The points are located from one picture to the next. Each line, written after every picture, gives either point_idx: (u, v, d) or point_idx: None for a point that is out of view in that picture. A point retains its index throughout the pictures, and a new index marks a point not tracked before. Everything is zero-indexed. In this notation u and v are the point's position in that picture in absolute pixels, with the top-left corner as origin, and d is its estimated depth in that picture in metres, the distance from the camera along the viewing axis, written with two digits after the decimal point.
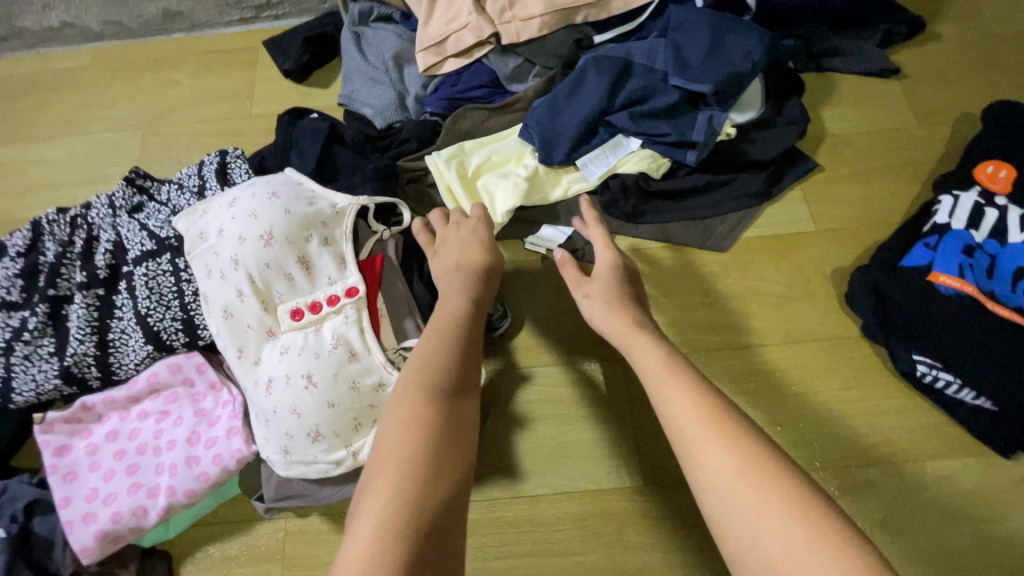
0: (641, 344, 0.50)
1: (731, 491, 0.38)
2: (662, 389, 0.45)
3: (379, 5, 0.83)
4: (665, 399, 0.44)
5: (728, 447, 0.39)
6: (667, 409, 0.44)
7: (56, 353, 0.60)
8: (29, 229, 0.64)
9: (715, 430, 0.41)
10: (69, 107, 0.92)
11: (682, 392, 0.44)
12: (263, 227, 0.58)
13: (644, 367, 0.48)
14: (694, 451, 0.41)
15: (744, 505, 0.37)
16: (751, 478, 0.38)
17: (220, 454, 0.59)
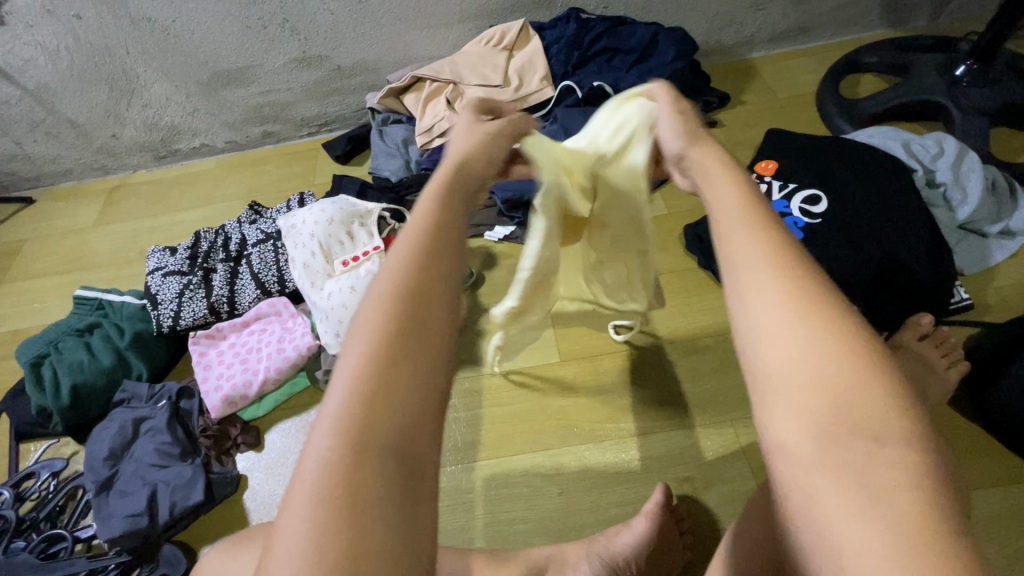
0: (711, 176, 0.49)
1: (788, 324, 0.39)
2: (722, 221, 0.46)
3: (393, 113, 1.37)
4: (735, 235, 0.44)
5: (787, 281, 0.40)
6: (751, 278, 0.42)
7: (205, 296, 1.03)
8: (194, 236, 1.12)
9: (785, 264, 0.42)
10: (202, 191, 1.47)
11: (752, 227, 0.44)
12: (327, 217, 1.04)
13: (713, 196, 0.48)
14: (747, 278, 0.42)
15: (798, 336, 0.39)
16: (804, 307, 0.39)
17: (297, 346, 0.98)
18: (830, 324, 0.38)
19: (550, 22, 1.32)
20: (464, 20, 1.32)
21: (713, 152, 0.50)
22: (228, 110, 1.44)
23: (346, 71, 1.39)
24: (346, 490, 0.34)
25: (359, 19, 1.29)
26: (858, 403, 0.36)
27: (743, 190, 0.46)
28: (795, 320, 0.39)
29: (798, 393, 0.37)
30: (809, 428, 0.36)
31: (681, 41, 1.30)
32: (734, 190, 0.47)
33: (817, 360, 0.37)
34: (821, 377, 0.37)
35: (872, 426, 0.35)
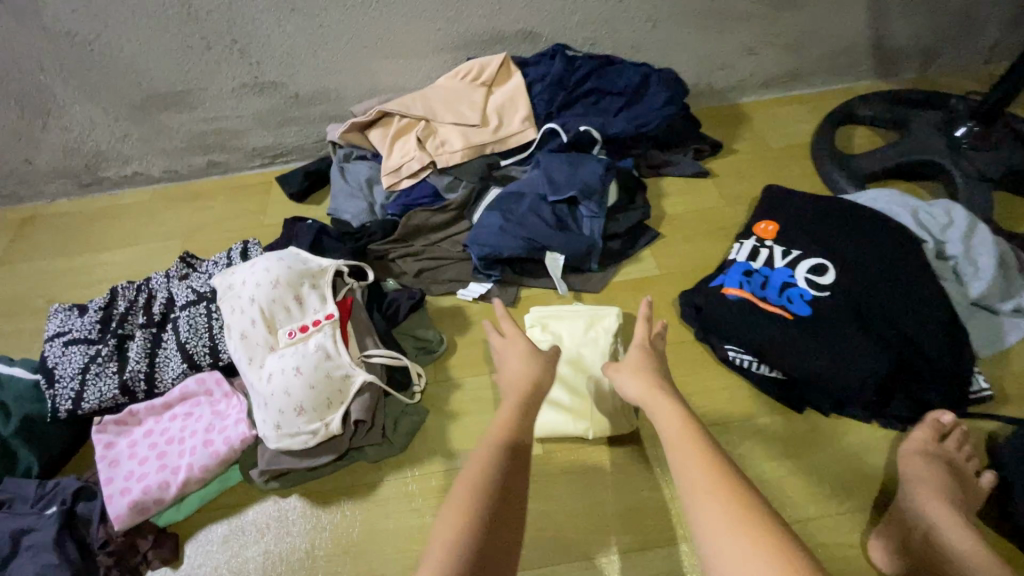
0: (658, 406, 0.65)
1: (717, 523, 0.50)
2: (673, 442, 0.60)
3: (356, 149, 1.22)
4: (683, 460, 0.58)
5: (724, 502, 0.52)
6: (690, 485, 0.55)
7: (117, 371, 0.85)
8: (109, 293, 0.93)
9: (720, 489, 0.53)
10: (131, 227, 1.28)
11: (692, 448, 0.58)
12: (272, 277, 0.88)
13: (662, 419, 0.64)
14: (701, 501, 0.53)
15: (730, 545, 0.49)
16: (728, 513, 0.51)
17: (229, 436, 0.81)
18: (762, 543, 0.47)
19: (534, 58, 1.20)
20: (439, 51, 1.19)
21: (655, 383, 0.69)
22: (165, 137, 1.26)
23: (304, 99, 1.23)
24: None
25: (320, 44, 1.14)
26: None
27: (681, 418, 0.62)
28: (726, 524, 0.50)
29: None
30: None
31: (673, 85, 1.21)
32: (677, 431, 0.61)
33: (744, 561, 0.47)
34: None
35: None
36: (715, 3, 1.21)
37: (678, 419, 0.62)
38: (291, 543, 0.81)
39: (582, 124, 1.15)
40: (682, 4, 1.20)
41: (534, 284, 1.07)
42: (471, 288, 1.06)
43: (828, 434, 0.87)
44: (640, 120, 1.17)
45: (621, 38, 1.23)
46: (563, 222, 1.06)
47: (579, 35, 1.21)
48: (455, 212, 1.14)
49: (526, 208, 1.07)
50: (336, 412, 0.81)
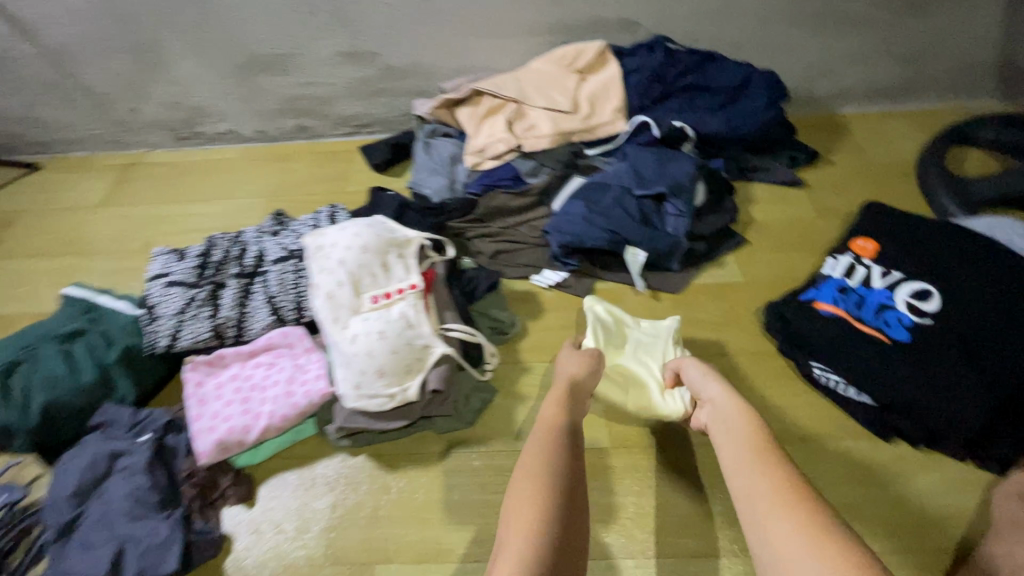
0: (733, 417, 0.67)
1: (792, 531, 0.51)
2: (746, 452, 0.61)
3: (442, 126, 1.23)
4: (756, 475, 0.58)
5: (800, 515, 0.52)
6: (764, 495, 0.56)
7: (210, 316, 0.89)
8: (206, 241, 0.98)
9: (793, 502, 0.54)
10: (221, 183, 1.34)
11: (767, 461, 0.59)
12: (361, 242, 0.90)
13: (733, 430, 0.65)
14: (774, 515, 0.53)
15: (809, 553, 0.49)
16: (806, 523, 0.51)
17: (308, 390, 0.84)
18: (839, 553, 0.47)
19: (631, 48, 1.18)
20: (536, 34, 1.18)
21: (731, 393, 0.71)
22: (261, 98, 1.31)
23: (396, 72, 1.25)
24: None
25: (420, 17, 1.15)
26: None
27: (755, 431, 0.64)
28: (805, 533, 0.50)
29: None
30: None
31: (774, 87, 1.15)
32: (755, 447, 0.62)
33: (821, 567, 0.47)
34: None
35: None
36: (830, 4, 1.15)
37: (754, 433, 0.63)
38: (357, 500, 0.83)
39: (675, 120, 1.12)
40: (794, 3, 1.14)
41: (610, 277, 1.05)
42: (545, 275, 1.06)
43: (917, 466, 0.82)
44: (736, 122, 1.13)
45: (723, 34, 1.19)
46: (647, 217, 1.04)
47: (681, 28, 1.18)
48: (535, 197, 1.12)
49: (610, 199, 1.05)
50: (414, 381, 0.82)
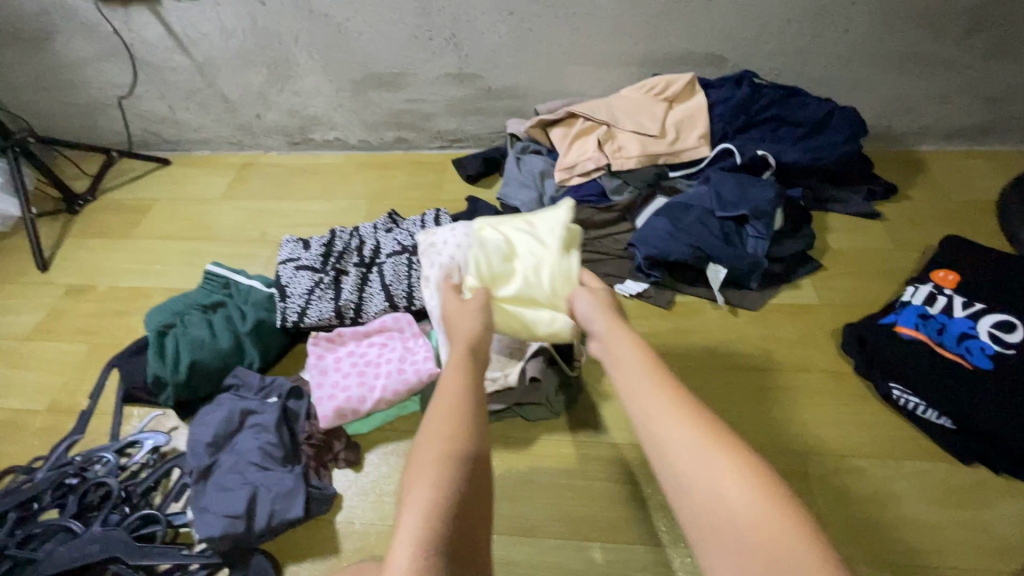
0: (616, 344, 0.68)
1: (683, 441, 0.53)
2: (628, 374, 0.63)
3: (534, 144, 1.34)
4: (642, 387, 0.60)
5: (687, 424, 0.54)
6: (644, 414, 0.57)
7: (333, 298, 1.00)
8: (328, 233, 1.10)
9: (687, 417, 0.55)
10: (327, 184, 1.48)
11: (643, 380, 0.60)
12: (464, 240, 0.98)
13: (617, 357, 0.66)
14: (647, 410, 0.57)
15: (705, 464, 0.50)
16: (698, 435, 0.52)
17: (419, 369, 0.93)
18: (730, 460, 0.50)
19: (718, 81, 1.26)
20: (627, 65, 1.28)
21: (616, 323, 0.72)
22: (370, 111, 1.45)
23: (495, 93, 1.37)
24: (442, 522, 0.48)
25: (524, 45, 1.27)
26: (751, 515, 0.46)
27: (638, 354, 0.65)
28: (697, 442, 0.52)
29: (719, 507, 0.47)
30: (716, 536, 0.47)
31: (855, 123, 1.21)
32: (641, 359, 0.64)
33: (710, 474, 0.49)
34: (735, 503, 0.47)
35: (769, 539, 0.44)
36: (915, 48, 1.20)
37: (645, 354, 0.64)
38: None
39: (759, 149, 1.19)
40: (879, 45, 1.20)
41: (690, 291, 1.12)
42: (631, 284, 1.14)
43: (998, 492, 0.84)
44: (818, 153, 1.19)
45: (807, 72, 1.26)
46: (728, 236, 1.11)
47: (766, 64, 1.25)
48: (619, 214, 1.22)
49: (694, 218, 1.12)
50: (513, 368, 0.92)
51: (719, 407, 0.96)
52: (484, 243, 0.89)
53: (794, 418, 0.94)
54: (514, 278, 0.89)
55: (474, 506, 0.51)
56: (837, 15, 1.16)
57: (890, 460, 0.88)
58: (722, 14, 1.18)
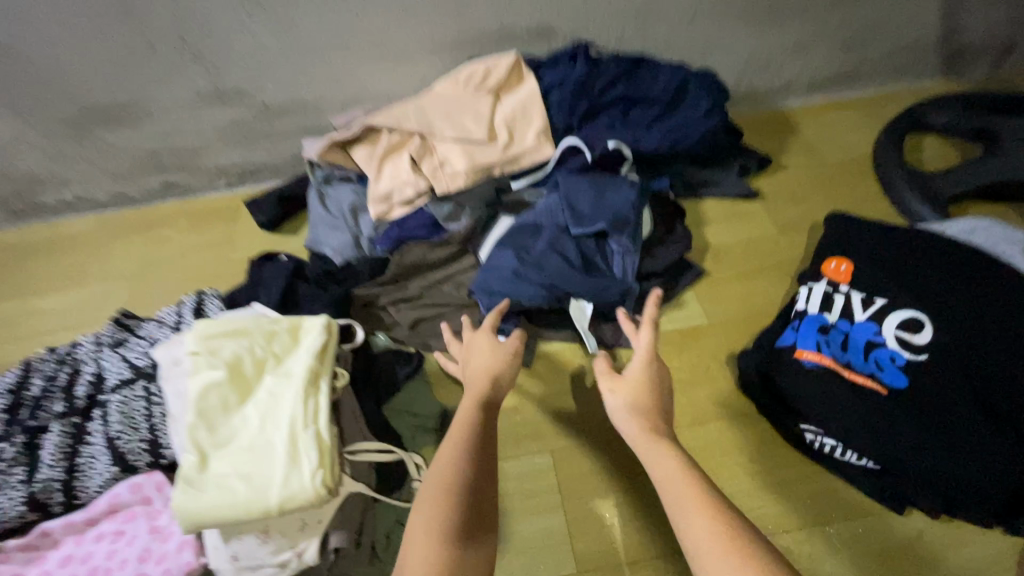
0: (652, 442, 0.57)
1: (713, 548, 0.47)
2: (658, 466, 0.55)
3: (338, 169, 1.02)
4: (679, 511, 0.51)
5: (717, 524, 0.48)
6: (682, 518, 0.50)
7: (25, 479, 0.65)
8: (21, 367, 0.74)
9: (722, 530, 0.48)
10: (72, 265, 1.08)
11: (681, 479, 0.53)
12: (212, 352, 0.67)
13: (649, 459, 0.56)
14: (690, 526, 0.49)
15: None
16: (726, 548, 0.46)
17: (169, 569, 0.62)
18: None
19: (549, 58, 1.00)
20: (436, 51, 0.99)
21: (646, 420, 0.60)
22: (110, 156, 1.06)
23: (274, 109, 1.03)
24: None
25: (291, 43, 0.94)
26: None
27: (674, 453, 0.56)
28: (726, 554, 0.46)
29: None
30: None
31: (716, 90, 1.01)
32: (674, 475, 0.54)
33: None
34: None
35: None
36: None
37: (675, 455, 0.55)
38: None
39: (610, 139, 0.96)
40: None
41: (556, 338, 0.88)
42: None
43: (939, 540, 0.69)
44: (679, 134, 0.98)
45: (652, 34, 1.04)
46: (589, 263, 0.87)
47: (604, 30, 1.01)
48: (458, 247, 0.94)
49: (545, 244, 0.88)
50: (310, 540, 0.61)
51: (609, 496, 0.74)
52: (206, 387, 0.65)
53: None
54: (246, 424, 0.64)
55: None
56: None
57: (819, 528, 0.70)
58: None
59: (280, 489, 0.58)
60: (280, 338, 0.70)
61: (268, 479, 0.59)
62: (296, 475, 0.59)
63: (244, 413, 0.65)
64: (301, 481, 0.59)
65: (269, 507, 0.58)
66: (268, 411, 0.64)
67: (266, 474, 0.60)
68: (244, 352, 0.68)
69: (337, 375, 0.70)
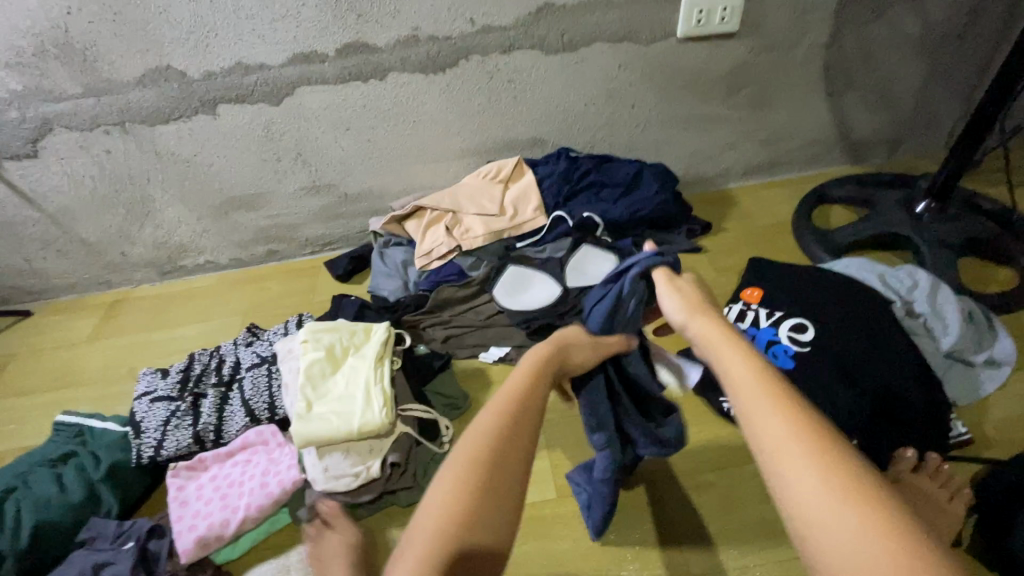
0: (720, 346, 0.62)
1: (775, 431, 0.50)
2: (727, 366, 0.59)
3: (394, 236, 1.44)
4: (753, 409, 0.53)
5: (782, 414, 0.51)
6: (748, 411, 0.54)
7: (191, 424, 0.99)
8: (187, 359, 1.11)
9: (786, 421, 0.51)
10: (201, 307, 1.49)
11: (754, 378, 0.56)
12: (315, 341, 1.02)
13: (721, 362, 0.60)
14: (751, 416, 0.53)
15: (796, 463, 0.48)
16: (791, 439, 0.49)
17: (283, 479, 0.93)
18: (818, 463, 0.47)
19: (542, 159, 1.44)
20: (464, 156, 1.45)
21: (710, 325, 0.66)
22: (236, 231, 1.51)
23: (352, 197, 1.48)
24: (466, 487, 0.56)
25: (367, 154, 1.40)
26: (813, 510, 0.45)
27: (745, 353, 0.59)
28: (788, 442, 0.49)
29: (803, 500, 0.46)
30: (803, 523, 0.45)
31: (662, 176, 1.41)
32: (744, 374, 0.57)
33: (798, 472, 0.47)
34: (829, 531, 0.44)
35: (830, 529, 0.44)
36: (694, 110, 1.45)
37: (744, 358, 0.59)
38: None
39: (585, 211, 1.36)
40: (666, 112, 1.44)
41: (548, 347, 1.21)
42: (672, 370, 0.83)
43: None
44: (636, 206, 1.37)
45: (616, 140, 1.47)
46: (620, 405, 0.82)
47: (581, 139, 1.46)
48: (478, 287, 1.30)
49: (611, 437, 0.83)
50: (375, 459, 0.93)
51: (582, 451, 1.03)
52: (312, 362, 0.99)
53: (647, 447, 1.03)
54: (337, 386, 0.98)
55: (497, 494, 0.57)
56: (623, 94, 1.39)
57: (733, 468, 0.98)
58: (530, 106, 1.37)
59: (359, 421, 0.91)
60: (359, 335, 1.05)
61: (352, 416, 0.92)
62: (369, 414, 0.92)
63: (335, 380, 0.99)
64: (373, 416, 0.92)
65: (352, 433, 0.91)
66: (351, 378, 0.98)
67: (350, 413, 0.93)
68: (336, 342, 1.03)
69: (394, 361, 1.04)
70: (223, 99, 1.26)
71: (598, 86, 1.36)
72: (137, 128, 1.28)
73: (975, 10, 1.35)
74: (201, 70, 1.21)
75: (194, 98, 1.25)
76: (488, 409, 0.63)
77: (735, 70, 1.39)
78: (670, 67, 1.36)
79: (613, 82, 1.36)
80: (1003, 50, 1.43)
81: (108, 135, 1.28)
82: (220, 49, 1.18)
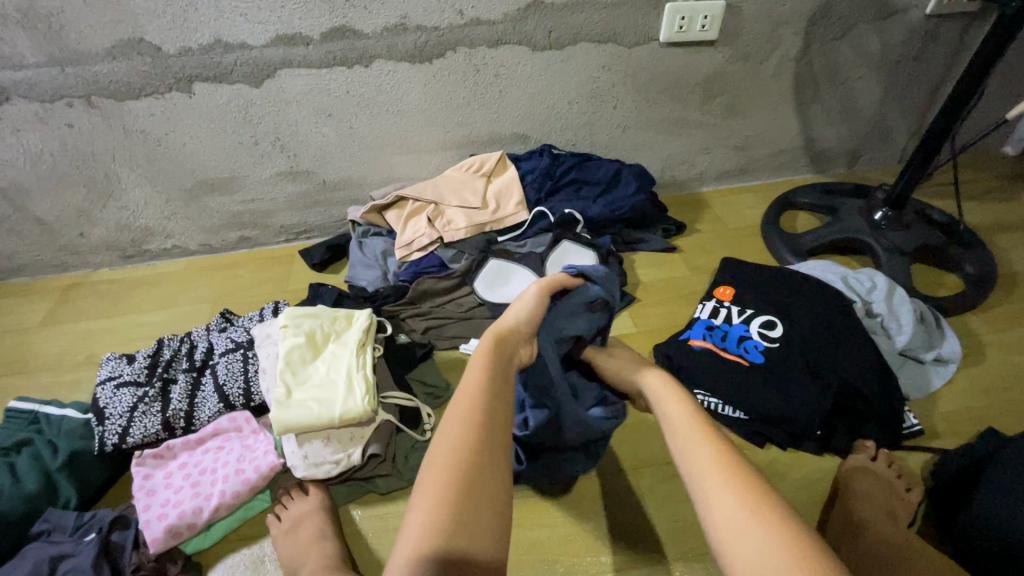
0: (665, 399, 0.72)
1: (706, 462, 0.59)
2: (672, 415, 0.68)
3: (373, 226, 1.42)
4: (688, 445, 0.62)
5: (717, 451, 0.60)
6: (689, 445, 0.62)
7: (160, 410, 0.96)
8: (155, 344, 1.07)
9: (717, 456, 0.59)
10: (167, 292, 1.43)
11: (692, 423, 0.65)
12: (295, 327, 1.00)
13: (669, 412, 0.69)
14: (689, 451, 0.61)
15: (727, 489, 0.55)
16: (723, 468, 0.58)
17: (259, 465, 0.91)
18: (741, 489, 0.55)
19: (525, 155, 1.47)
20: (446, 148, 1.45)
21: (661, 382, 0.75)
22: (206, 216, 1.46)
23: (330, 185, 1.46)
24: (450, 469, 0.59)
25: (349, 142, 1.39)
26: (738, 526, 0.52)
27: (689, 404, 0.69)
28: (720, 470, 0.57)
29: (729, 517, 0.53)
30: (729, 538, 0.52)
31: (641, 176, 1.45)
32: (686, 421, 0.66)
33: (726, 495, 0.55)
34: (748, 544, 0.50)
35: (752, 544, 0.50)
36: (672, 114, 1.49)
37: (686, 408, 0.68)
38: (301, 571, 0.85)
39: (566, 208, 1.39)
40: (645, 115, 1.48)
41: None
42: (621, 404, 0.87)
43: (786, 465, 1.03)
44: (615, 205, 1.40)
45: (597, 139, 1.50)
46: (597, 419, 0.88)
47: (563, 137, 1.48)
48: (459, 279, 1.30)
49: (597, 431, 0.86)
50: (356, 446, 0.92)
51: None
52: (291, 347, 0.97)
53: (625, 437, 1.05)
54: (318, 372, 0.96)
55: (472, 481, 0.58)
56: (605, 95, 1.42)
57: None
58: (514, 102, 1.39)
59: (341, 408, 0.90)
60: (340, 321, 1.04)
61: (334, 402, 0.90)
62: (352, 400, 0.91)
63: (316, 366, 0.97)
64: (355, 403, 0.90)
65: (334, 420, 0.89)
66: (332, 365, 0.96)
67: (332, 400, 0.91)
68: (317, 328, 1.01)
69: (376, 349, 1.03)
70: (199, 78, 1.21)
71: (581, 85, 1.39)
72: (104, 103, 1.22)
73: (931, 34, 1.44)
74: (176, 45, 1.16)
75: (167, 74, 1.20)
76: (460, 400, 0.66)
77: (711, 78, 1.44)
78: (652, 71, 1.39)
79: (595, 82, 1.39)
80: (955, 73, 1.54)
81: (71, 107, 1.21)
82: (198, 24, 1.14)
